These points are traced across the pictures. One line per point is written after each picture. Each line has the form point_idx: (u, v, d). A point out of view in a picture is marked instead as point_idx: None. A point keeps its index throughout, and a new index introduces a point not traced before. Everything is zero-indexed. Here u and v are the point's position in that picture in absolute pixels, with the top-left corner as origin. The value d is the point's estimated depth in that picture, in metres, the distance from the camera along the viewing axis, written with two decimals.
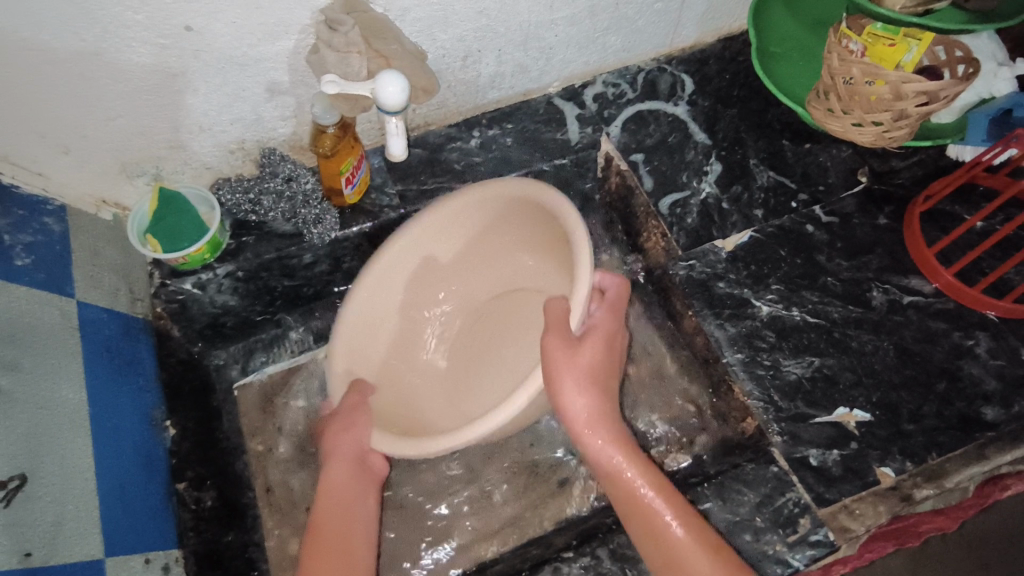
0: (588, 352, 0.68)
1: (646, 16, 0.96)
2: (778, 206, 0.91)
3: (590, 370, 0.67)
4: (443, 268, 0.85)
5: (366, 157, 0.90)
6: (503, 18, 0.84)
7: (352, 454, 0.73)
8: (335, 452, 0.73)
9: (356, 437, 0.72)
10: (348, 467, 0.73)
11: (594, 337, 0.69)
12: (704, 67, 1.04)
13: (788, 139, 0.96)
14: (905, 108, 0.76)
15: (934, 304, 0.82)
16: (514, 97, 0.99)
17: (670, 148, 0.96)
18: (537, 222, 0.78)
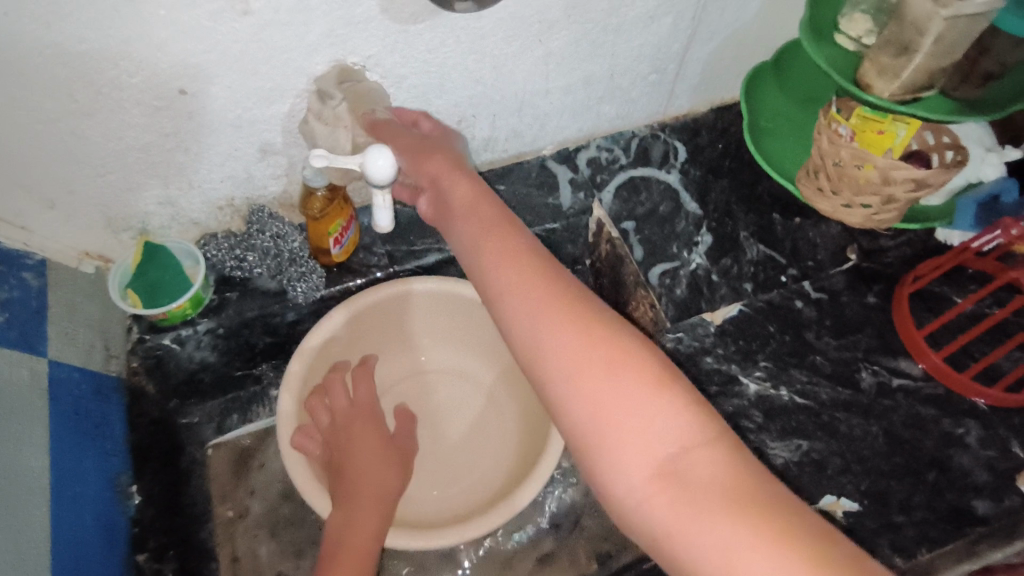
0: None
1: (641, 87, 0.97)
2: (767, 280, 0.90)
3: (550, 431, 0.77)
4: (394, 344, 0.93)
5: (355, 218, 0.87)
6: (499, 86, 0.84)
7: (386, 490, 0.72)
8: (371, 477, 0.73)
9: (389, 472, 0.75)
10: (381, 497, 0.72)
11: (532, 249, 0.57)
12: (696, 137, 1.06)
13: (778, 213, 0.97)
14: (893, 193, 0.76)
15: (924, 388, 0.81)
16: (506, 160, 1.00)
17: (660, 218, 0.97)
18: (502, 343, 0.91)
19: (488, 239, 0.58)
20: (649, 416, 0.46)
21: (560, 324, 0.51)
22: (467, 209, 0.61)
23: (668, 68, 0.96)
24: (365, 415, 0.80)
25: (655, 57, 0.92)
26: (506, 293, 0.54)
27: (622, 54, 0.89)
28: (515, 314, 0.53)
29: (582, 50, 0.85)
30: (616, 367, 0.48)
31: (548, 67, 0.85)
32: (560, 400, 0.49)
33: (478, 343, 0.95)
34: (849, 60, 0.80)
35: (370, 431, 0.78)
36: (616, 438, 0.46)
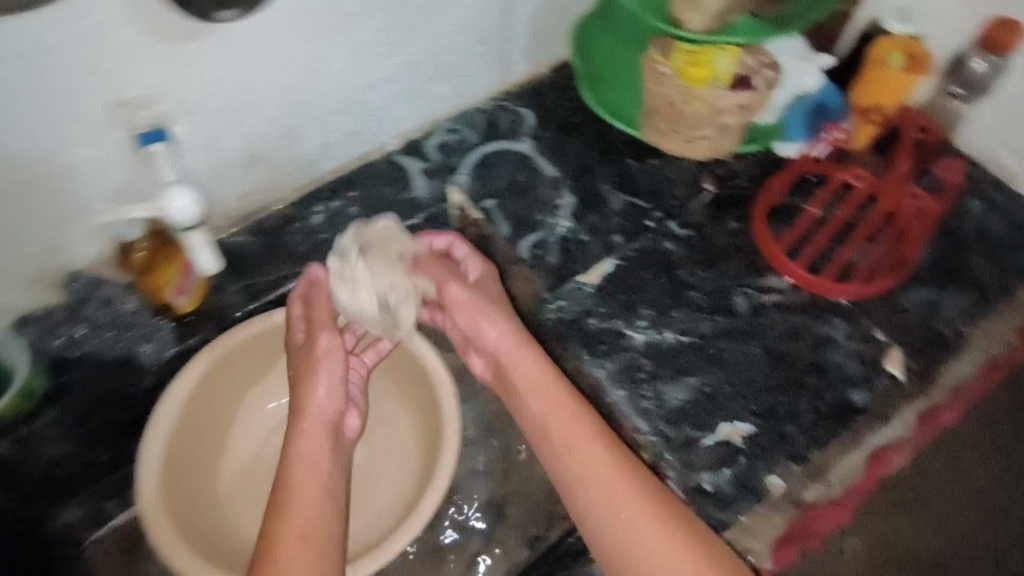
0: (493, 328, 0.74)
1: (471, 61, 0.94)
2: (635, 228, 0.91)
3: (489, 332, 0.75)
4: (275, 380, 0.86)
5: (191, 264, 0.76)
6: (317, 89, 0.79)
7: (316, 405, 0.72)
8: (305, 401, 0.72)
9: (312, 380, 0.73)
10: (314, 424, 0.71)
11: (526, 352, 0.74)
12: (543, 98, 1.03)
13: (633, 159, 0.97)
14: (724, 121, 0.79)
15: (792, 298, 0.85)
16: (352, 163, 0.94)
17: (521, 189, 0.95)
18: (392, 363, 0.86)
19: (513, 338, 0.74)
20: (647, 528, 0.63)
21: (604, 468, 0.66)
22: (480, 315, 0.75)
23: (493, 37, 0.93)
24: (300, 325, 0.77)
25: (476, 28, 0.89)
26: (535, 389, 0.71)
27: (440, 32, 0.86)
28: (551, 424, 0.69)
29: (397, 37, 0.81)
30: (626, 492, 0.65)
31: (365, 58, 0.80)
32: (585, 478, 0.66)
33: (368, 365, 0.89)
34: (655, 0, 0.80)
35: (306, 355, 0.75)
36: (633, 519, 0.64)
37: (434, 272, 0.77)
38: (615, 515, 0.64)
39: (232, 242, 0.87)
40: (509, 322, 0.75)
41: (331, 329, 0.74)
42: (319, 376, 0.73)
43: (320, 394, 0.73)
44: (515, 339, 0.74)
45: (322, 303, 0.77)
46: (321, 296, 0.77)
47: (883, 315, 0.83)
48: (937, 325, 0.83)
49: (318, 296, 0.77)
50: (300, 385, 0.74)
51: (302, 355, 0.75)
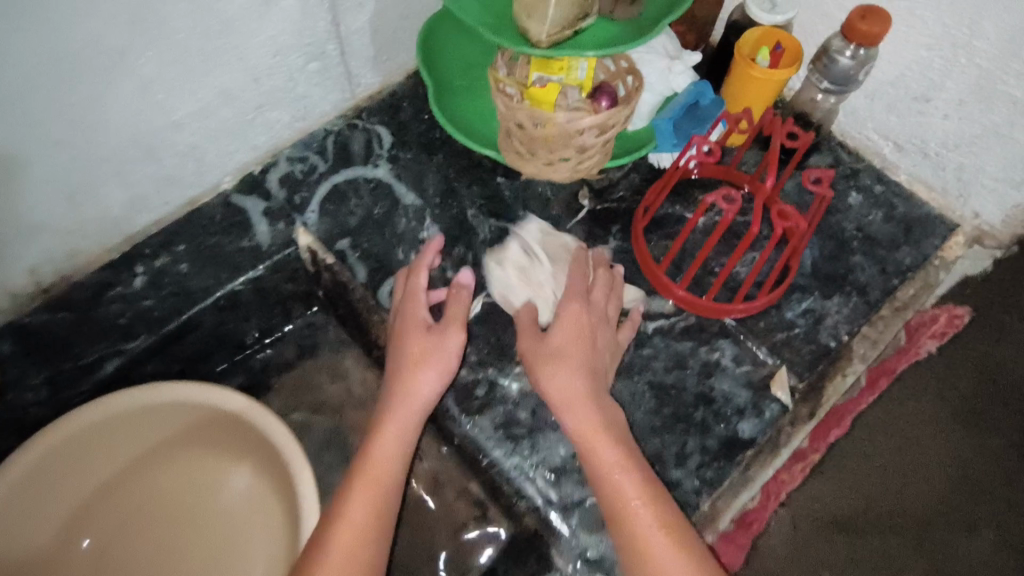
0: (557, 335, 0.71)
1: (304, 80, 0.81)
2: (507, 259, 0.83)
3: (559, 352, 0.70)
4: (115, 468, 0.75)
5: None
6: (98, 139, 0.65)
7: (424, 398, 0.69)
8: (407, 392, 0.69)
9: (421, 369, 0.70)
10: (404, 418, 0.68)
11: (577, 328, 0.71)
12: (399, 113, 0.92)
13: (503, 176, 0.87)
14: (583, 142, 0.69)
15: (676, 323, 0.79)
16: (177, 211, 0.81)
17: (378, 223, 0.84)
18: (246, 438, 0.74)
19: (576, 345, 0.70)
20: (660, 543, 0.61)
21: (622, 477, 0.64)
22: (542, 359, 0.71)
23: (327, 50, 0.80)
24: (419, 306, 0.73)
25: (301, 43, 0.75)
26: (573, 405, 0.68)
27: (254, 54, 0.71)
28: (591, 437, 0.66)
29: (193, 67, 0.67)
30: (657, 509, 0.63)
31: (157, 97, 0.66)
32: (610, 477, 0.64)
33: (226, 443, 0.77)
34: (498, 6, 0.71)
35: (419, 328, 0.72)
36: (653, 537, 0.61)
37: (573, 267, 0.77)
38: (638, 536, 0.61)
39: (30, 323, 0.74)
40: (582, 318, 0.72)
41: (460, 324, 0.72)
42: (436, 364, 0.70)
43: (433, 387, 0.69)
44: (584, 328, 0.72)
45: (458, 302, 0.74)
46: (457, 298, 0.75)
47: (768, 333, 0.79)
48: (822, 336, 0.78)
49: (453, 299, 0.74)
50: (401, 374, 0.70)
51: (398, 339, 0.72)
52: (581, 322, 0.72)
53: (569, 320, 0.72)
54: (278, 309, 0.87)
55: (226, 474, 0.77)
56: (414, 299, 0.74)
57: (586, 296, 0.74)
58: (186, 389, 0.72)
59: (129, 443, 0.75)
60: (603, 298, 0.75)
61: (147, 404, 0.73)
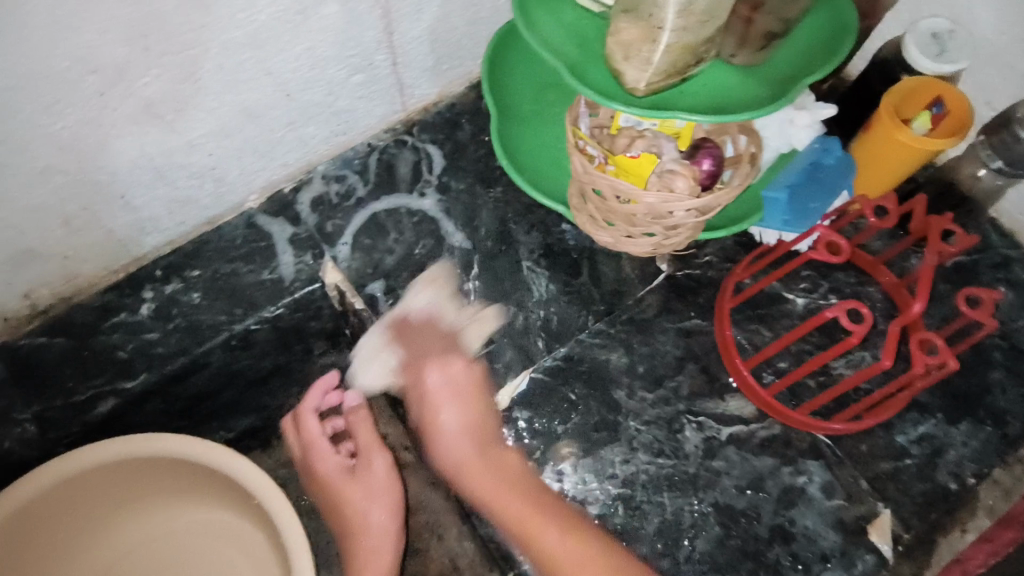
0: (446, 413, 0.67)
1: (346, 94, 0.69)
2: (563, 327, 0.70)
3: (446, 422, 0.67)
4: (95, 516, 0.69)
5: None
6: (97, 164, 0.56)
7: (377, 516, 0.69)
8: (366, 531, 0.69)
9: (367, 505, 0.70)
10: (378, 550, 0.69)
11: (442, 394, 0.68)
12: (457, 131, 0.79)
13: (569, 223, 0.74)
14: (673, 222, 0.56)
15: (757, 433, 0.66)
16: (193, 231, 0.71)
17: (418, 265, 0.73)
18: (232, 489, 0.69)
19: (461, 403, 0.67)
20: (573, 554, 0.58)
21: (507, 496, 0.62)
22: (433, 425, 0.68)
23: (375, 61, 0.67)
24: (327, 454, 0.73)
25: (342, 55, 0.63)
26: (459, 455, 0.66)
27: (284, 69, 0.60)
28: (477, 474, 0.64)
29: (208, 84, 0.56)
30: (569, 543, 0.59)
31: (165, 119, 0.56)
32: (500, 502, 0.62)
33: (210, 489, 0.71)
34: (585, 33, 0.57)
35: (342, 477, 0.72)
36: (561, 560, 0.58)
37: (427, 317, 0.71)
38: (547, 552, 0.59)
39: (24, 345, 0.66)
40: (445, 364, 0.69)
41: (380, 447, 0.72)
42: (382, 498, 0.70)
43: (383, 518, 0.70)
44: (449, 391, 0.67)
45: (363, 425, 0.72)
46: (362, 419, 0.72)
47: (870, 461, 0.64)
48: (941, 475, 0.64)
49: (356, 421, 0.72)
50: (349, 517, 0.70)
51: (331, 491, 0.72)
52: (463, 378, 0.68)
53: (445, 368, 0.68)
54: (298, 347, 0.77)
55: (233, 525, 0.73)
56: (316, 448, 0.73)
57: (445, 346, 0.70)
58: (197, 447, 0.65)
59: (108, 494, 0.68)
60: (465, 320, 0.71)
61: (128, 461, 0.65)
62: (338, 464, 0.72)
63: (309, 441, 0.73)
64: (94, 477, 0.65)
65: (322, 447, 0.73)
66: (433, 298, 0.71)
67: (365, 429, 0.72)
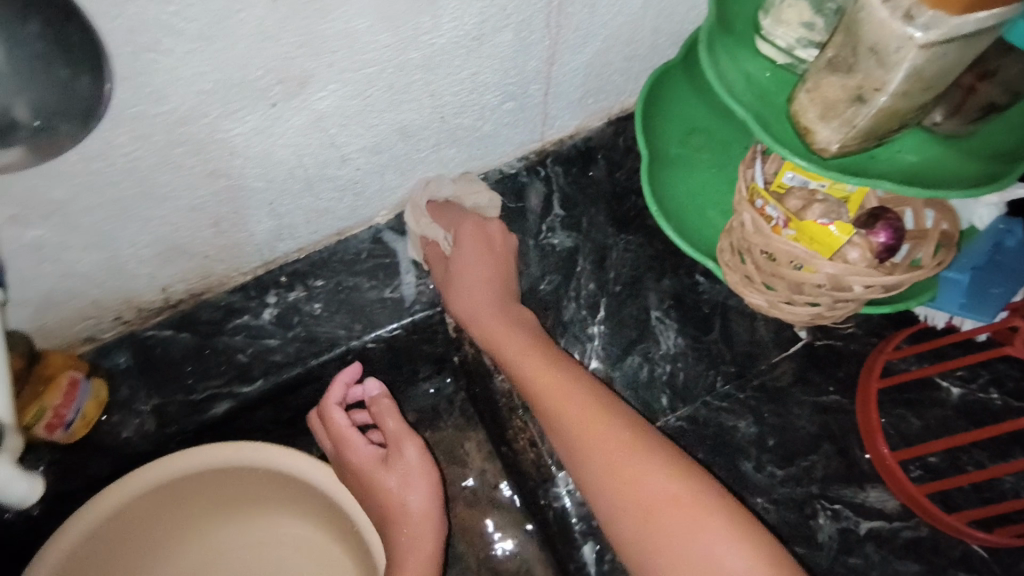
0: (475, 262, 0.66)
1: (494, 119, 0.67)
2: (690, 385, 0.66)
3: (465, 265, 0.66)
4: (186, 520, 0.68)
5: (83, 382, 0.60)
6: (257, 172, 0.55)
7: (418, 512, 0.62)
8: (408, 523, 0.62)
9: (406, 494, 0.62)
10: (417, 541, 0.61)
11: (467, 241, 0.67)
12: (590, 168, 0.76)
13: (703, 276, 0.70)
14: (848, 296, 0.51)
15: (901, 532, 0.60)
16: (322, 241, 0.70)
17: (542, 301, 0.70)
18: (322, 504, 0.67)
19: (481, 251, 0.67)
20: (619, 450, 0.53)
21: (559, 385, 0.58)
22: (466, 276, 0.66)
23: (528, 90, 0.65)
24: (359, 445, 0.64)
25: (502, 82, 0.62)
26: (479, 309, 0.65)
27: (446, 91, 0.58)
28: (513, 352, 0.62)
29: (376, 102, 0.55)
30: (611, 443, 0.54)
31: (329, 133, 0.55)
32: (545, 394, 0.58)
33: (298, 504, 0.70)
34: (770, 85, 0.53)
35: (375, 466, 0.63)
36: (604, 453, 0.54)
37: (448, 220, 0.68)
38: (579, 450, 0.55)
39: (152, 337, 0.66)
40: (483, 230, 0.67)
41: (411, 432, 0.64)
42: (419, 483, 0.63)
43: (426, 506, 0.62)
44: (482, 243, 0.67)
45: (390, 413, 0.65)
46: (387, 408, 0.66)
47: None
48: None
49: (380, 411, 0.66)
50: (388, 509, 0.63)
51: (365, 484, 0.64)
52: (489, 233, 0.68)
53: (441, 262, 0.68)
54: (406, 368, 0.75)
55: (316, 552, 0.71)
56: (345, 439, 0.65)
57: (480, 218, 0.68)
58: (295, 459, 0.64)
59: (200, 497, 0.67)
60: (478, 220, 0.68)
61: (221, 466, 0.64)
62: (369, 454, 0.64)
63: (339, 435, 0.65)
64: (187, 481, 0.64)
65: (353, 438, 0.64)
66: (416, 208, 0.69)
67: (392, 416, 0.66)
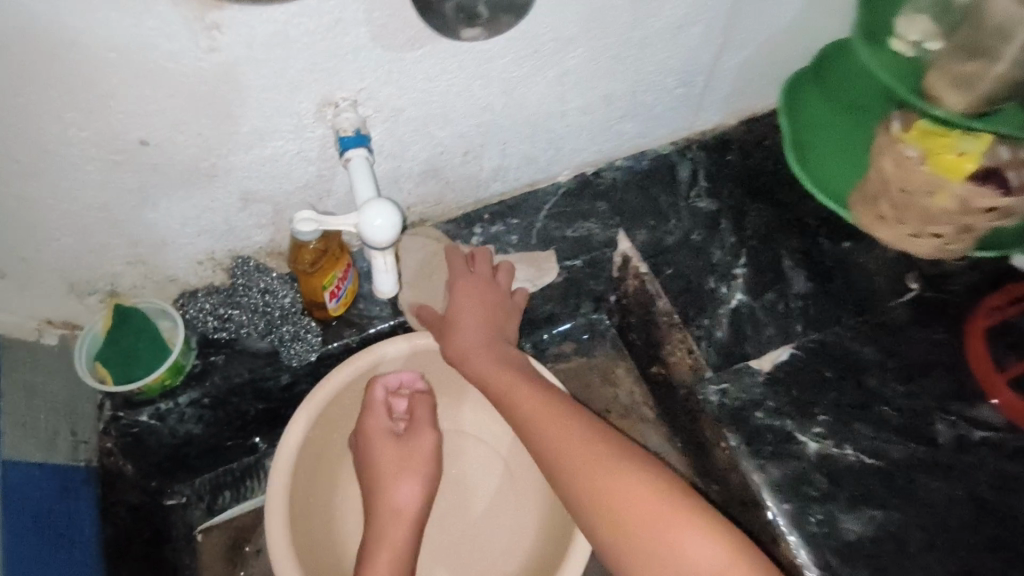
0: (468, 332, 0.75)
1: (666, 102, 0.85)
2: (821, 316, 0.80)
3: (468, 316, 0.76)
4: None
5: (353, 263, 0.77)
6: (511, 112, 0.74)
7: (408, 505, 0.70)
8: (389, 508, 0.70)
9: (401, 481, 0.72)
10: (394, 523, 0.69)
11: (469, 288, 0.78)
12: (728, 153, 0.93)
13: (825, 238, 0.85)
14: (971, 223, 0.67)
15: (1009, 440, 0.73)
16: (518, 189, 0.88)
17: (693, 247, 0.86)
18: None
19: (479, 313, 0.76)
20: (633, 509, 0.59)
21: (498, 373, 0.71)
22: (468, 318, 0.76)
23: (695, 80, 0.84)
24: (380, 419, 0.75)
25: (682, 68, 0.81)
26: (471, 350, 0.74)
27: (646, 70, 0.78)
28: (500, 382, 0.71)
29: (603, 69, 0.74)
30: (544, 418, 0.66)
31: (564, 88, 0.74)
32: (525, 420, 0.67)
33: None
34: (907, 66, 0.69)
35: (385, 436, 0.74)
36: (529, 412, 0.67)
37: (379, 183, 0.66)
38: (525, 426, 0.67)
39: None
40: (480, 290, 0.78)
41: (429, 427, 0.76)
42: (416, 469, 0.73)
43: (412, 499, 0.71)
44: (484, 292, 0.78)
45: (422, 405, 0.77)
46: (421, 402, 0.77)
47: None
48: None
49: (418, 400, 0.78)
50: (381, 481, 0.72)
51: (368, 450, 0.74)
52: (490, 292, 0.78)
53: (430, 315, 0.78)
54: (571, 301, 0.94)
55: (494, 429, 0.84)
56: (371, 410, 0.75)
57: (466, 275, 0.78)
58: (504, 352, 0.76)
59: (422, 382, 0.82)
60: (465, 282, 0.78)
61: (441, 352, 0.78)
62: (384, 425, 0.75)
63: (369, 405, 0.76)
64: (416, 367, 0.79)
65: (380, 409, 0.75)
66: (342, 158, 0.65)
67: (422, 407, 0.77)
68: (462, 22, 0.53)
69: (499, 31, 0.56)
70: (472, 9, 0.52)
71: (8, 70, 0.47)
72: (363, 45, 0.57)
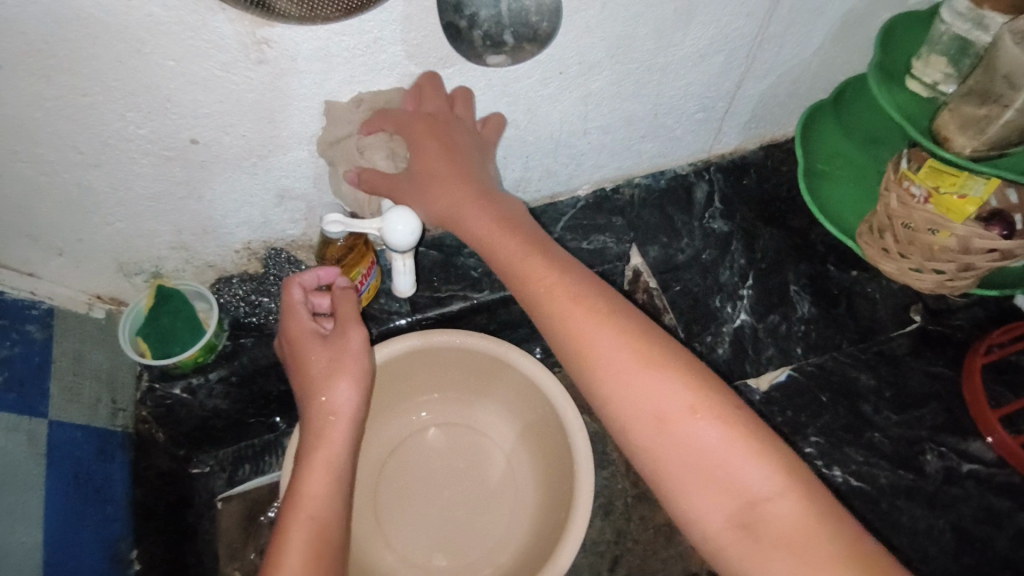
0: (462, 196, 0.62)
1: (685, 125, 0.88)
2: (822, 342, 0.83)
3: (455, 169, 0.63)
4: (419, 394, 0.88)
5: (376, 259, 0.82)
6: (534, 129, 0.78)
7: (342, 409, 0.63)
8: (322, 411, 0.63)
9: (333, 383, 0.64)
10: (332, 431, 0.62)
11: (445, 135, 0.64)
12: (744, 177, 0.95)
13: (833, 264, 0.88)
14: (971, 262, 0.69)
15: (997, 475, 0.76)
16: (538, 201, 0.91)
17: (703, 266, 0.89)
18: (526, 397, 0.83)
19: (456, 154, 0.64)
20: (641, 384, 0.50)
21: (539, 278, 0.57)
22: (449, 170, 0.63)
23: (716, 105, 0.86)
24: (300, 320, 0.67)
25: (703, 94, 0.83)
26: (459, 200, 0.62)
27: (667, 93, 0.81)
28: (536, 281, 0.56)
29: (625, 91, 0.78)
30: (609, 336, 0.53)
31: (586, 109, 0.78)
32: (567, 335, 0.54)
33: (501, 398, 0.87)
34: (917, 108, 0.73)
35: (310, 337, 0.66)
36: (574, 317, 0.54)
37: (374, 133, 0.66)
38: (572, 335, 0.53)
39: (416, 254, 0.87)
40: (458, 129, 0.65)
41: (356, 321, 0.67)
42: (347, 367, 0.64)
43: (349, 401, 0.63)
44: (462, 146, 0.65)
45: (344, 303, 0.68)
46: (343, 298, 0.68)
47: None
48: None
49: (338, 297, 0.69)
50: (311, 384, 0.64)
51: (295, 354, 0.66)
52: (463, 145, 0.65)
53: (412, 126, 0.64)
54: None
55: (499, 426, 0.88)
56: (291, 312, 0.67)
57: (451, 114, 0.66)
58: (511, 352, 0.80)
59: (431, 377, 0.86)
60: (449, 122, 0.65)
61: (449, 348, 0.82)
62: (307, 326, 0.67)
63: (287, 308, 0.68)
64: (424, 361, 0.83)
65: (301, 312, 0.68)
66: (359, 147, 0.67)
67: (344, 303, 0.68)
68: (488, 49, 0.58)
69: (523, 57, 0.61)
70: (499, 38, 0.57)
71: (82, 74, 0.53)
72: (399, 63, 0.62)
